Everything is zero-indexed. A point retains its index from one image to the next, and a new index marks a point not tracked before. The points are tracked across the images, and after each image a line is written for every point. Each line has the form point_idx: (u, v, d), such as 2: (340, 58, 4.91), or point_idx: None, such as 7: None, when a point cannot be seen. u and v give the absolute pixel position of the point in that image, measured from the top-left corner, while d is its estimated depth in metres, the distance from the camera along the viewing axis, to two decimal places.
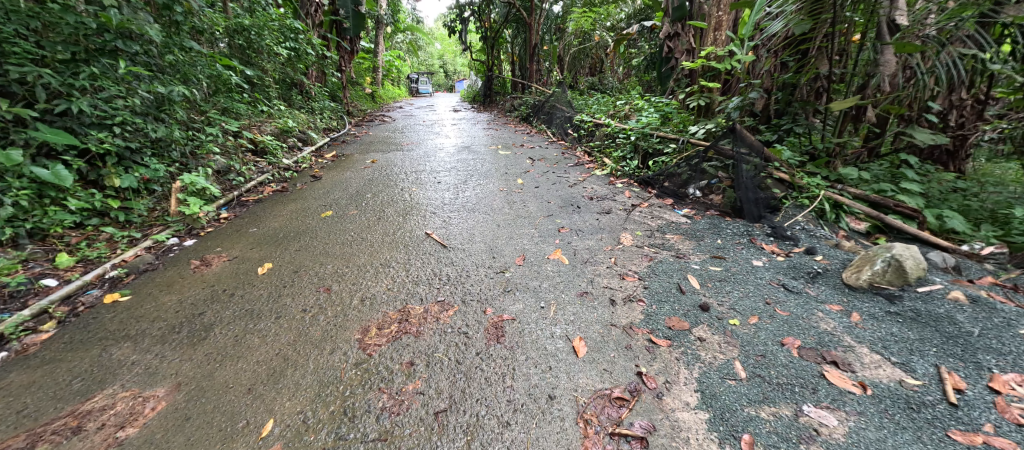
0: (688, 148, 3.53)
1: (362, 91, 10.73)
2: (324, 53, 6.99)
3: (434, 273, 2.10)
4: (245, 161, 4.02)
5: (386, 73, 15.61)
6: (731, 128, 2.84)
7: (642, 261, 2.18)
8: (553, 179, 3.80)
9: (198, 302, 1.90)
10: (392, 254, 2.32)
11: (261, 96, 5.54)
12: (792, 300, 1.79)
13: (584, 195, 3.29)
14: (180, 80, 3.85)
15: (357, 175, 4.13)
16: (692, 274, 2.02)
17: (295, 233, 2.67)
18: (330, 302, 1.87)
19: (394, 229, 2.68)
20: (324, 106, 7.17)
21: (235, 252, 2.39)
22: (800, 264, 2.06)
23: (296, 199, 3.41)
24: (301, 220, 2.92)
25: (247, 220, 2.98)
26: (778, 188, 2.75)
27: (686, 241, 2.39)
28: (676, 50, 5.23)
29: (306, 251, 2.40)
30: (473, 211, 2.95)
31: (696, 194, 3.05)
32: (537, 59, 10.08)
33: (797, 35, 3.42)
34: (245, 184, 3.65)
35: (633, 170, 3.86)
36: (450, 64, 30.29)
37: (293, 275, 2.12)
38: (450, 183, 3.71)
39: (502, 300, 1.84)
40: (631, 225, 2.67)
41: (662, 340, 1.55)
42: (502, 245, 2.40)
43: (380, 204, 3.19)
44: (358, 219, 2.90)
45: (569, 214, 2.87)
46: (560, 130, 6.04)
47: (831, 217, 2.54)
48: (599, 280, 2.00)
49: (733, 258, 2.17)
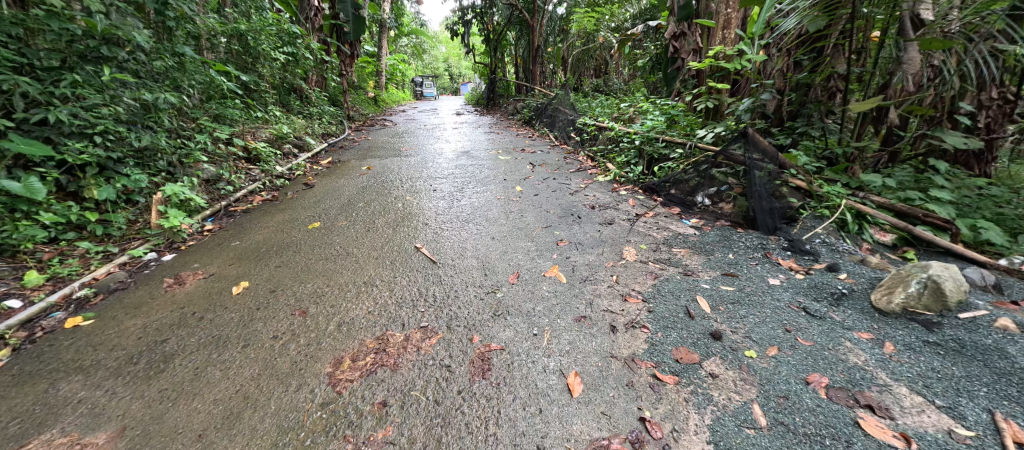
0: (696, 153, 3.33)
1: (364, 95, 10.61)
2: (323, 57, 6.89)
3: (420, 293, 1.94)
4: (236, 169, 3.90)
5: (389, 77, 15.54)
6: (742, 132, 2.62)
7: (647, 279, 2.00)
8: (554, 186, 3.63)
9: (163, 327, 1.76)
10: (377, 271, 2.16)
11: (257, 102, 5.43)
12: (814, 327, 1.60)
13: (585, 204, 3.11)
14: (170, 87, 3.75)
15: (351, 182, 4.00)
16: (701, 295, 1.83)
17: (278, 247, 2.52)
18: (304, 327, 1.71)
19: (383, 242, 2.53)
20: (324, 111, 7.05)
21: (212, 269, 2.25)
22: (822, 283, 1.87)
23: (285, 209, 3.27)
24: (287, 232, 2.78)
25: (231, 232, 2.84)
26: (794, 196, 2.55)
27: (694, 257, 2.20)
28: (682, 50, 5.05)
29: (287, 267, 2.25)
30: (468, 222, 2.79)
31: (705, 202, 2.86)
32: (540, 61, 9.94)
33: (811, 32, 3.22)
34: (234, 193, 3.52)
35: (638, 176, 3.67)
36: (455, 68, 30.24)
37: (270, 295, 1.97)
38: (446, 191, 3.56)
39: (492, 326, 1.68)
40: (635, 238, 2.48)
41: (669, 376, 1.37)
42: (496, 260, 2.24)
43: (371, 215, 3.04)
44: (347, 231, 2.75)
45: (569, 225, 2.70)
46: (563, 133, 5.86)
47: (854, 229, 2.34)
48: (599, 302, 1.82)
49: (747, 276, 1.98)
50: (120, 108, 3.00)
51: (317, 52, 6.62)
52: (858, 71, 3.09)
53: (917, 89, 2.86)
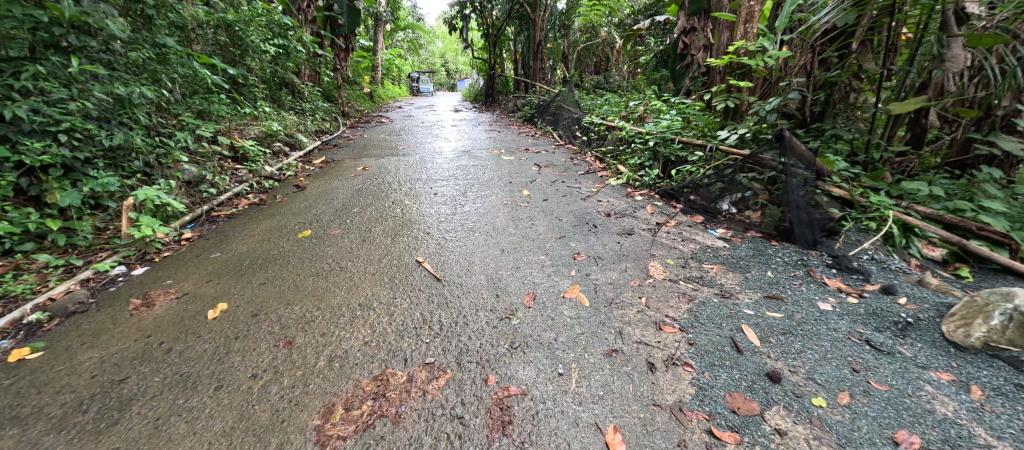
0: (717, 155, 3.11)
1: (359, 90, 10.27)
2: (316, 51, 6.56)
3: (424, 319, 1.69)
4: (222, 170, 3.62)
5: (385, 72, 15.17)
6: (776, 135, 2.38)
7: (681, 303, 1.76)
8: (564, 190, 3.39)
9: (123, 362, 1.51)
10: (375, 290, 1.92)
11: (245, 97, 5.11)
12: (885, 366, 1.38)
13: (600, 211, 2.88)
14: (148, 80, 3.45)
15: (345, 184, 3.73)
16: (747, 323, 1.61)
17: (263, 260, 2.26)
18: (289, 363, 1.47)
19: (381, 254, 2.28)
20: (317, 107, 6.73)
21: (186, 287, 1.99)
22: (882, 310, 1.66)
23: (273, 214, 3.00)
24: (273, 241, 2.51)
25: (212, 241, 2.58)
26: (832, 206, 2.33)
27: (729, 275, 1.98)
28: (693, 46, 4.85)
29: (272, 285, 1.99)
30: (473, 232, 2.54)
31: (730, 210, 2.64)
32: (540, 57, 9.64)
33: (842, 27, 2.99)
34: (219, 197, 3.25)
35: (653, 179, 3.44)
36: (451, 64, 29.79)
37: (251, 320, 1.72)
38: (448, 195, 3.31)
39: (509, 362, 1.44)
40: (661, 252, 2.25)
41: (727, 434, 1.14)
42: (508, 278, 2.00)
43: (367, 222, 2.78)
44: (341, 240, 2.49)
45: (585, 235, 2.46)
46: (568, 132, 5.62)
47: (902, 243, 2.11)
48: (630, 331, 1.59)
49: (794, 299, 1.76)
50: (89, 103, 2.71)
51: (309, 45, 6.29)
52: (892, 69, 2.87)
53: (958, 89, 2.66)
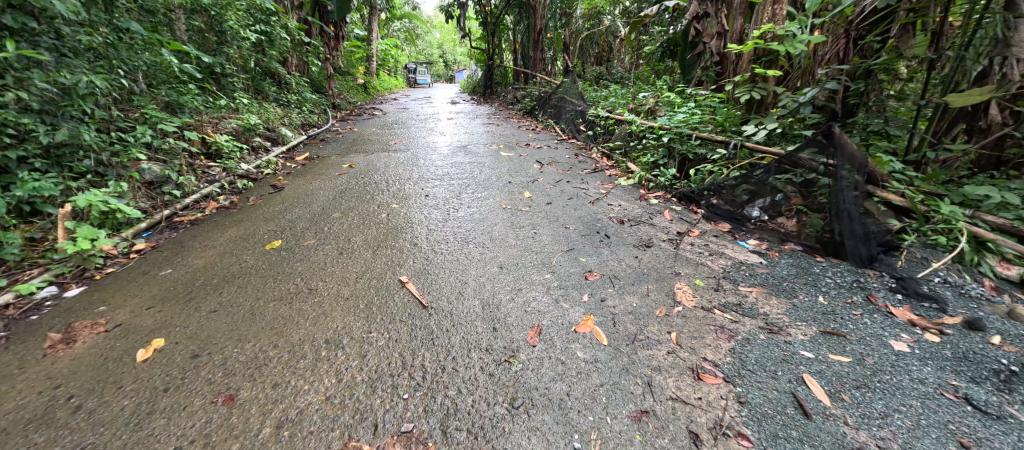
0: (742, 154, 2.76)
1: (351, 81, 9.81)
2: (303, 39, 6.13)
3: (403, 364, 1.35)
4: (190, 168, 3.24)
5: (380, 63, 14.72)
6: (823, 132, 2.03)
7: (721, 341, 1.43)
8: (571, 192, 3.04)
9: (14, 428, 1.16)
10: (347, 320, 1.58)
11: (223, 88, 4.71)
12: (1001, 440, 1.07)
13: (612, 217, 2.54)
14: (106, 68, 3.06)
15: (327, 184, 3.37)
16: (809, 372, 1.29)
17: (220, 279, 1.91)
18: (225, 430, 1.14)
19: (358, 272, 1.94)
20: (305, 98, 6.32)
21: (122, 316, 1.65)
22: (974, 353, 1.35)
23: (242, 220, 2.64)
24: (236, 254, 2.16)
25: (166, 253, 2.22)
26: (886, 215, 1.99)
27: (774, 302, 1.65)
28: (705, 33, 4.49)
29: (224, 312, 1.64)
30: (466, 243, 2.20)
31: (762, 218, 2.30)
32: (541, 47, 9.21)
33: (887, 8, 2.64)
34: (184, 199, 2.87)
35: (669, 180, 3.10)
36: (449, 55, 29.24)
37: (189, 364, 1.37)
38: (441, 197, 2.97)
39: (510, 433, 1.11)
40: (687, 270, 1.91)
41: None
42: (508, 305, 1.66)
43: (347, 230, 2.44)
44: (315, 253, 2.15)
45: (597, 248, 2.12)
46: (571, 126, 5.27)
47: (973, 260, 1.78)
48: (662, 382, 1.26)
49: (859, 337, 1.45)
50: (27, 93, 2.32)
51: (296, 32, 5.87)
52: (942, 56, 2.52)
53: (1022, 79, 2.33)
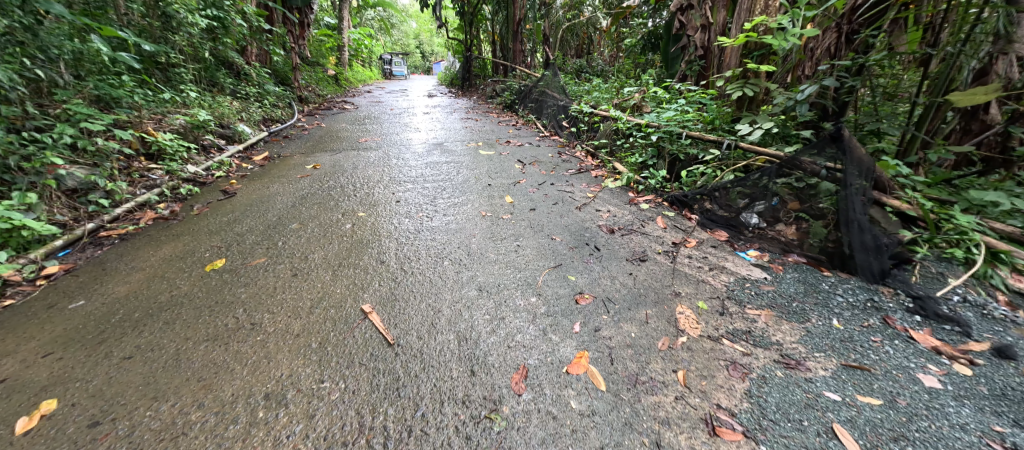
0: (736, 154, 2.60)
1: (321, 72, 9.28)
2: (263, 25, 5.65)
3: (360, 427, 1.11)
4: (126, 172, 2.86)
5: (353, 53, 14.12)
6: (830, 134, 1.87)
7: (734, 382, 1.24)
8: (556, 196, 2.82)
9: None
10: (295, 366, 1.32)
11: (170, 80, 4.25)
12: None
13: (600, 225, 2.34)
14: (16, 56, 2.63)
15: (286, 189, 3.04)
16: (839, 422, 1.10)
17: (143, 313, 1.61)
18: None
19: (313, 299, 1.66)
20: (267, 91, 5.87)
21: (9, 368, 1.34)
22: (1012, 390, 1.20)
23: (182, 234, 2.31)
24: (168, 279, 1.84)
25: (82, 279, 1.88)
26: (895, 225, 1.85)
27: (786, 328, 1.47)
28: (689, 25, 4.33)
29: (141, 360, 1.36)
30: (440, 260, 1.96)
31: (761, 226, 2.14)
32: (520, 39, 8.88)
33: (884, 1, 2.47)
34: (113, 209, 2.50)
35: (659, 182, 2.92)
36: (426, 46, 28.51)
37: (84, 438, 1.10)
38: (413, 203, 2.70)
39: None
40: (687, 289, 1.72)
41: None
42: (488, 339, 1.43)
43: (305, 244, 2.15)
44: (263, 276, 1.85)
45: (586, 264, 1.92)
46: (553, 121, 5.05)
47: (986, 273, 1.65)
48: (673, 442, 1.06)
49: (885, 370, 1.28)
50: None
51: (254, 18, 5.38)
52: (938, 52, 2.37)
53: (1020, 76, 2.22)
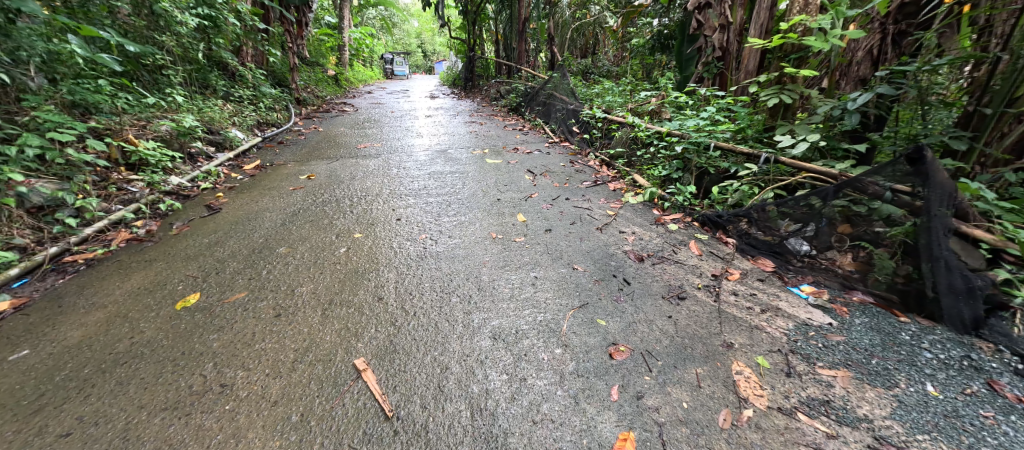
0: (776, 170, 2.32)
1: (320, 73, 9.02)
2: (259, 25, 5.40)
3: None
4: (101, 184, 2.61)
5: (354, 54, 13.90)
6: (907, 154, 1.55)
7: None
8: (572, 214, 2.55)
9: None
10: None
11: (158, 83, 3.99)
12: None
13: (627, 251, 2.07)
14: None
15: (277, 203, 2.79)
16: None
17: (96, 368, 1.35)
18: None
19: (298, 351, 1.40)
20: (263, 93, 5.61)
21: None
22: None
23: (156, 260, 2.05)
24: (130, 322, 1.57)
25: (32, 319, 1.62)
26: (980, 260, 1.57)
27: (872, 397, 1.20)
28: (708, 24, 4.05)
29: (79, 440, 1.10)
30: (447, 297, 1.69)
31: (814, 256, 1.87)
32: (524, 38, 8.61)
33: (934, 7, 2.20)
34: (83, 229, 2.24)
35: (688, 200, 2.65)
36: (428, 45, 28.24)
37: None
38: (416, 221, 2.43)
39: None
40: (740, 340, 1.44)
41: None
42: (508, 411, 1.17)
43: (292, 274, 1.89)
44: (240, 317, 1.59)
45: (616, 303, 1.65)
46: (562, 126, 4.79)
47: None
48: None
49: None
50: None
51: (248, 18, 5.13)
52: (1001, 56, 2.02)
53: None
